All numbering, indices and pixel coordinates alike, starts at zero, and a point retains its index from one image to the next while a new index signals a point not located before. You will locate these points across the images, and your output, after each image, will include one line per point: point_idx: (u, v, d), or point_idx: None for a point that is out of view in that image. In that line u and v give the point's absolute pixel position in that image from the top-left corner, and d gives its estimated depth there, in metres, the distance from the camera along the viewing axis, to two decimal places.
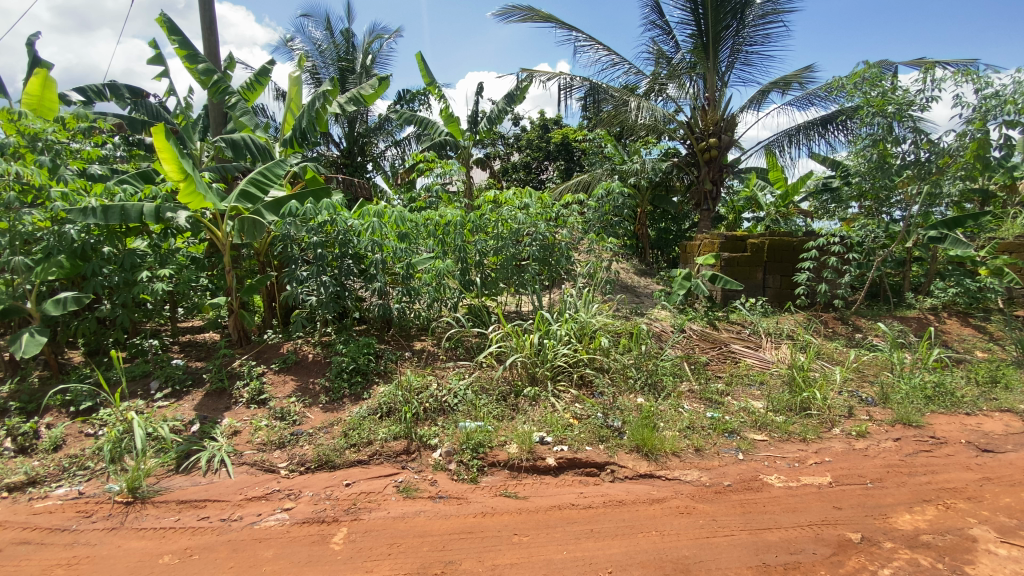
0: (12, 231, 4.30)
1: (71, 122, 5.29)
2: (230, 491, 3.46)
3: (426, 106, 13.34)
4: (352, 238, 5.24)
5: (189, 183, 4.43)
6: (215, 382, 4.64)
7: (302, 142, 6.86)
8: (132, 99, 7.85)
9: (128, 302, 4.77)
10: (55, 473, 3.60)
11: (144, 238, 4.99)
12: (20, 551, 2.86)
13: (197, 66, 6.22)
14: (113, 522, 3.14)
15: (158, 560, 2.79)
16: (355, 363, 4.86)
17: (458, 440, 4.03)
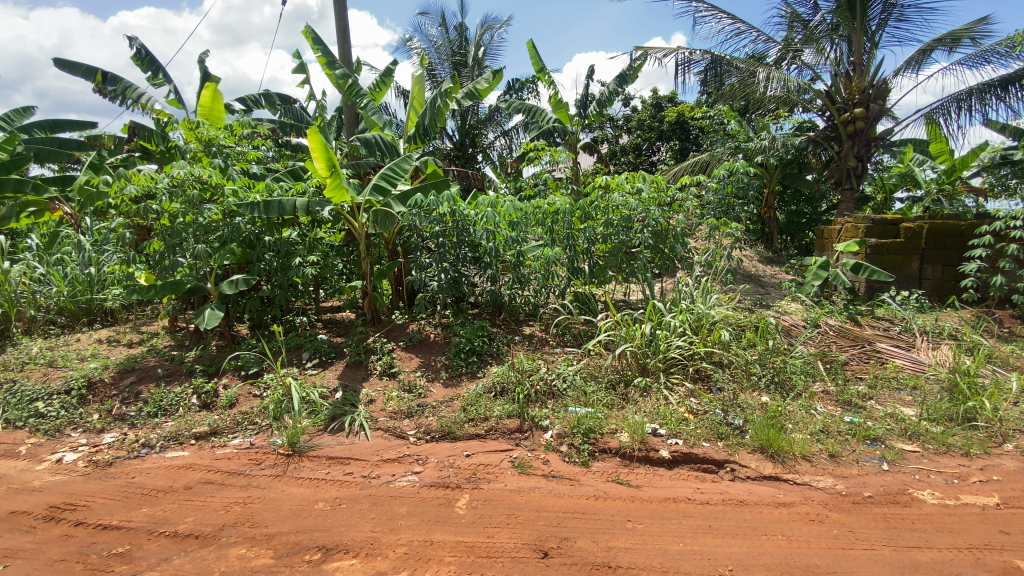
0: (199, 224, 5.15)
1: (238, 128, 6.15)
2: (369, 452, 3.90)
3: (534, 93, 13.45)
4: (469, 227, 5.53)
5: (334, 179, 5.00)
6: (353, 355, 5.21)
7: (424, 138, 7.33)
8: (282, 105, 8.97)
9: (284, 284, 5.50)
10: (232, 425, 4.31)
11: (295, 229, 5.71)
12: (213, 485, 3.48)
13: (335, 72, 6.89)
14: (278, 470, 3.69)
15: (315, 506, 3.24)
16: (471, 344, 5.17)
17: (569, 423, 4.11)
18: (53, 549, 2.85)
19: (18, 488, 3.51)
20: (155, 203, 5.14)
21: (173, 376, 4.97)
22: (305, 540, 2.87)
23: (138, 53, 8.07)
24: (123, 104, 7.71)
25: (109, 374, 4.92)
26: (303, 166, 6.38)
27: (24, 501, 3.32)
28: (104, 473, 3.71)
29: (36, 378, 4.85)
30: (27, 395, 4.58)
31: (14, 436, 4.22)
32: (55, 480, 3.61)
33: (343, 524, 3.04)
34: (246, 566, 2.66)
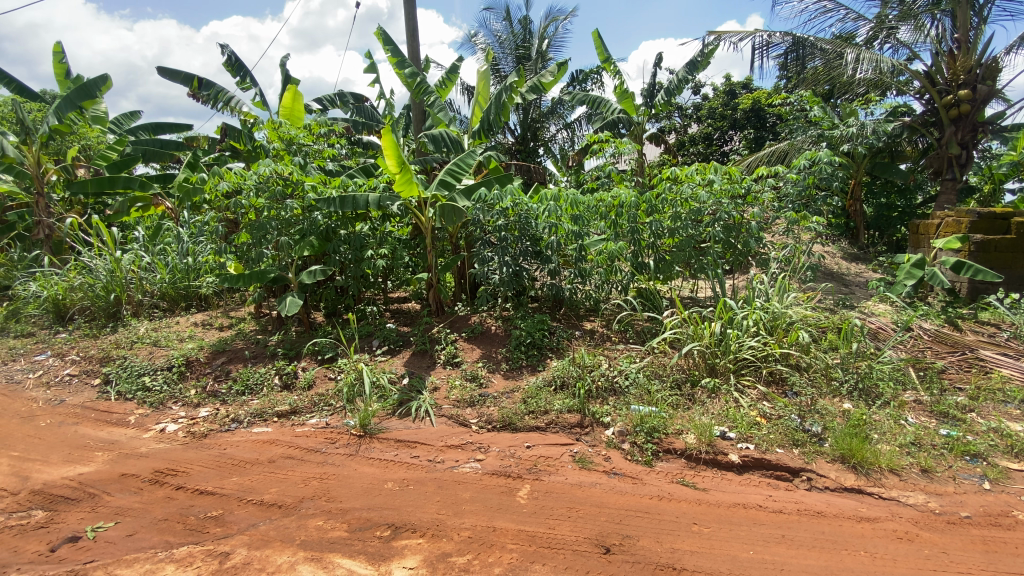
0: (282, 218, 5.51)
1: (316, 127, 6.51)
2: (434, 437, 4.03)
3: (599, 83, 13.23)
4: (531, 222, 5.52)
5: (404, 175, 5.19)
6: (419, 344, 5.41)
7: (488, 133, 7.43)
8: (354, 104, 9.40)
9: (357, 275, 5.80)
10: (310, 405, 4.61)
11: (367, 223, 5.96)
12: (293, 460, 3.75)
13: (404, 71, 7.11)
14: (351, 449, 3.91)
15: (384, 485, 3.40)
16: (531, 337, 5.20)
17: (631, 421, 4.04)
18: (159, 509, 3.18)
19: (129, 452, 3.94)
20: (244, 198, 5.55)
21: (258, 357, 5.38)
22: (376, 517, 3.03)
23: (229, 60, 8.74)
24: (215, 107, 8.38)
25: (204, 354, 5.41)
26: (375, 163, 6.65)
27: (134, 465, 3.73)
28: (199, 443, 4.09)
29: (143, 355, 5.42)
30: (136, 370, 5.13)
31: (125, 406, 4.75)
32: (159, 447, 4.02)
33: (410, 504, 3.17)
34: (322, 537, 2.85)
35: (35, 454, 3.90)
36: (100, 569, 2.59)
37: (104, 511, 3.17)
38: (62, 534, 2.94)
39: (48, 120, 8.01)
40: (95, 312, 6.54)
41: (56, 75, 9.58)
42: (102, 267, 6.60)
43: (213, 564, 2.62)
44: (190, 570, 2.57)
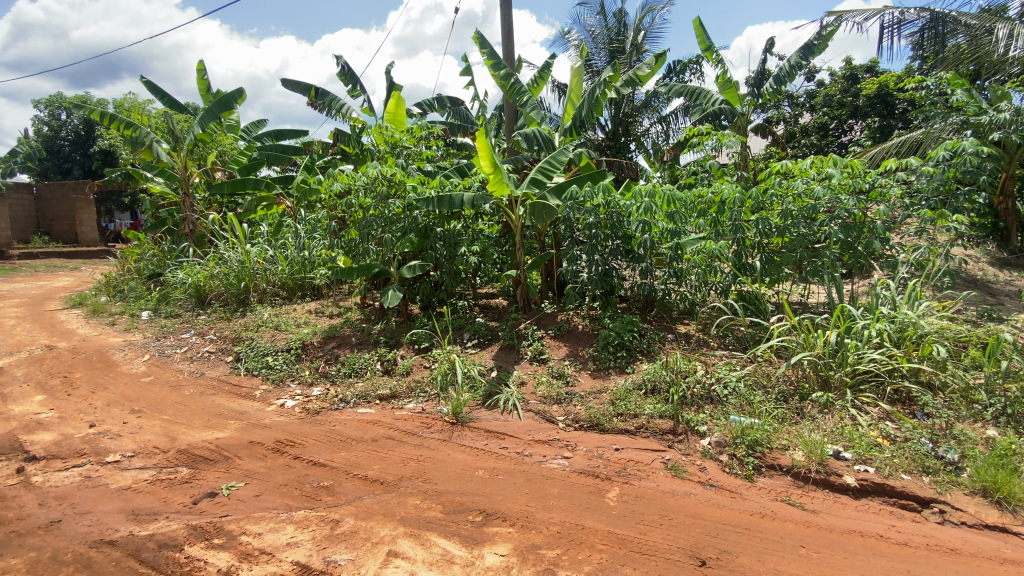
0: (385, 216, 5.89)
1: (417, 130, 6.87)
2: (522, 431, 4.11)
3: (698, 73, 12.61)
4: (624, 220, 5.42)
5: (497, 175, 5.32)
6: (507, 339, 5.53)
7: (580, 130, 7.36)
8: (451, 106, 9.81)
9: (451, 272, 6.04)
10: (408, 390, 4.91)
11: (461, 221, 6.16)
12: (393, 441, 4.01)
13: (498, 73, 7.25)
14: (444, 435, 4.10)
15: (475, 472, 3.53)
16: (620, 338, 5.10)
17: (730, 432, 3.83)
18: (279, 475, 3.56)
19: (255, 423, 4.45)
20: (354, 198, 6.01)
21: (363, 344, 5.82)
22: (468, 502, 3.16)
23: (342, 71, 9.49)
24: (329, 114, 9.14)
25: (317, 339, 5.96)
26: (469, 163, 6.86)
27: (259, 434, 4.20)
28: (312, 419, 4.52)
29: (267, 337, 6.09)
30: (261, 350, 5.78)
31: (252, 381, 5.36)
32: (278, 420, 4.50)
33: (500, 493, 3.27)
34: (419, 515, 3.02)
35: (182, 418, 4.52)
36: (233, 523, 2.95)
37: (235, 473, 3.60)
38: (202, 490, 3.38)
39: (194, 130, 9.22)
40: (229, 298, 7.46)
41: (200, 90, 10.99)
42: (235, 259, 7.57)
43: (325, 529, 2.88)
44: (307, 532, 2.85)
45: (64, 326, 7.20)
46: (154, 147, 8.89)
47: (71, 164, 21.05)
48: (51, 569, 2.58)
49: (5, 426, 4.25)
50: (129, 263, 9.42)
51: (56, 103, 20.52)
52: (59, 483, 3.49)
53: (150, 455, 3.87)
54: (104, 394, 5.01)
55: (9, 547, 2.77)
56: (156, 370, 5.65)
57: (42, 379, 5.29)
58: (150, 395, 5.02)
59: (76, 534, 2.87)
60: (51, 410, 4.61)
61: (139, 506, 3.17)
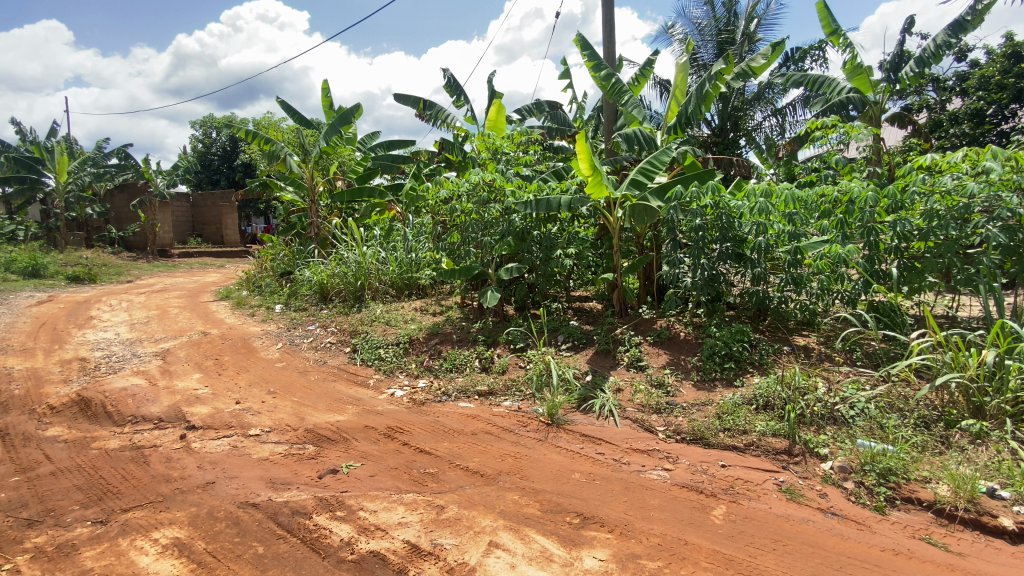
0: (485, 220, 6.15)
1: (518, 135, 7.03)
2: (619, 438, 4.04)
3: (820, 60, 11.54)
4: (735, 222, 5.12)
5: (596, 177, 5.27)
6: (603, 344, 5.46)
7: (685, 128, 7.05)
8: (550, 110, 9.88)
9: (546, 274, 6.07)
10: (504, 388, 5.05)
11: (558, 224, 6.19)
12: (491, 436, 4.16)
13: (600, 73, 7.08)
14: (540, 435, 4.16)
15: (572, 475, 3.55)
16: (728, 348, 4.82)
17: (856, 457, 3.46)
18: (390, 459, 3.85)
19: (368, 409, 4.85)
20: (458, 204, 6.30)
21: (463, 342, 6.08)
22: (565, 504, 3.18)
23: (448, 82, 10.00)
24: (435, 124, 9.68)
25: (422, 335, 6.35)
26: (567, 165, 6.88)
27: (372, 419, 4.58)
28: (418, 409, 4.83)
29: (379, 331, 6.61)
30: (374, 343, 6.29)
31: (366, 371, 5.86)
32: (389, 408, 4.87)
33: (597, 498, 3.25)
34: (519, 510, 3.11)
35: (308, 401, 5.07)
36: (351, 499, 3.25)
37: (353, 454, 3.96)
38: (325, 466, 3.76)
39: (320, 143, 10.28)
40: (346, 294, 8.21)
41: (324, 107, 12.19)
42: (352, 259, 8.32)
43: (432, 513, 3.06)
44: (416, 515, 3.05)
45: (215, 316, 8.37)
46: (287, 159, 10.04)
47: (219, 175, 24.36)
48: (209, 522, 3.02)
49: (172, 398, 5.03)
50: (265, 262, 10.71)
51: (209, 123, 23.87)
52: (213, 450, 4.07)
53: (283, 431, 4.39)
54: (247, 375, 5.76)
55: (176, 500, 3.27)
56: (287, 357, 6.38)
57: (200, 360, 6.21)
58: (282, 378, 5.69)
59: (226, 494, 3.33)
60: (206, 386, 5.40)
61: (275, 476, 3.60)
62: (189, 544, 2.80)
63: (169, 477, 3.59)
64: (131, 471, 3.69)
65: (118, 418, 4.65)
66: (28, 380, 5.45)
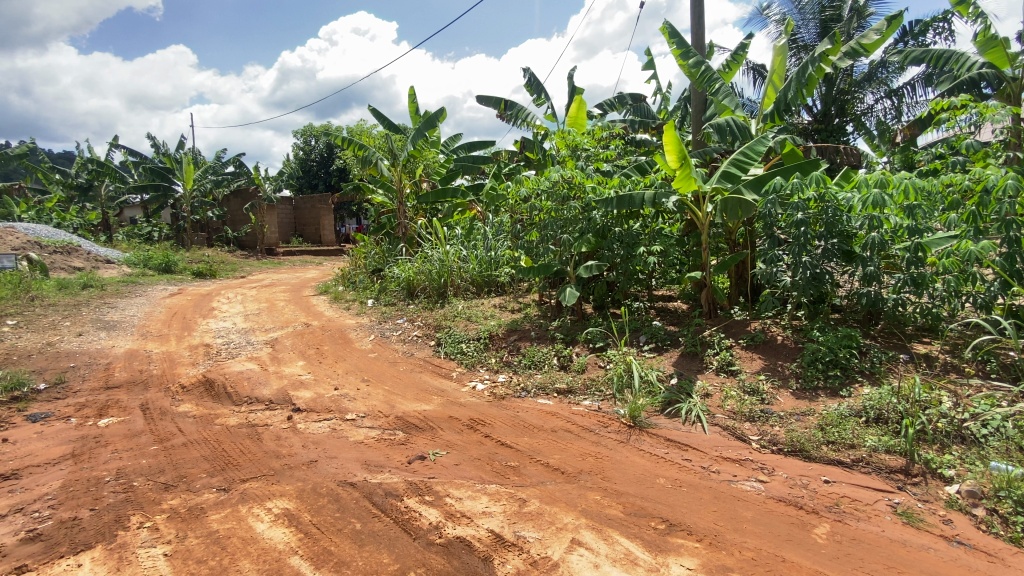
0: (565, 218, 6.05)
1: (599, 131, 6.92)
2: (708, 445, 3.86)
3: (947, 32, 10.19)
4: (842, 218, 4.66)
5: (684, 170, 5.06)
6: (689, 346, 5.23)
7: (784, 114, 6.55)
8: (632, 104, 9.63)
9: (626, 272, 5.91)
10: (584, 387, 5.02)
11: (641, 221, 6.03)
12: (571, 435, 4.14)
13: (688, 61, 6.75)
14: (623, 437, 4.08)
15: (657, 480, 3.45)
16: (833, 355, 4.43)
17: (990, 482, 3.04)
18: (474, 449, 3.97)
19: (452, 400, 5.04)
20: (538, 202, 6.31)
21: (542, 339, 6.11)
22: (650, 508, 3.10)
23: (529, 81, 10.07)
24: (516, 123, 9.78)
25: (502, 331, 6.47)
26: (650, 159, 6.62)
27: (456, 411, 4.75)
28: (499, 403, 4.93)
29: (461, 326, 6.83)
30: (456, 337, 6.51)
31: (450, 364, 6.09)
32: (471, 400, 5.02)
33: (684, 505, 3.13)
34: (601, 511, 3.07)
35: (398, 390, 5.37)
36: (438, 485, 3.40)
37: (438, 442, 4.14)
38: (414, 453, 3.96)
39: (408, 147, 10.81)
40: (430, 290, 8.55)
41: (411, 112, 12.79)
42: (437, 257, 8.66)
43: (514, 505, 3.12)
44: (498, 506, 3.12)
45: (315, 309, 9.11)
46: (378, 164, 10.64)
47: (317, 180, 26.40)
48: (313, 496, 3.30)
49: (280, 382, 5.56)
50: (358, 260, 11.33)
51: (309, 132, 25.93)
52: (315, 431, 4.43)
53: (376, 417, 4.69)
54: (344, 364, 6.21)
55: (285, 475, 3.61)
56: (378, 348, 6.79)
57: (303, 348, 6.79)
58: (374, 368, 6.07)
59: (328, 473, 3.61)
60: (309, 373, 5.90)
61: (369, 458, 3.86)
62: (298, 515, 3.08)
63: (278, 454, 3.96)
64: (247, 446, 4.12)
65: (236, 398, 5.21)
66: (165, 361, 6.26)
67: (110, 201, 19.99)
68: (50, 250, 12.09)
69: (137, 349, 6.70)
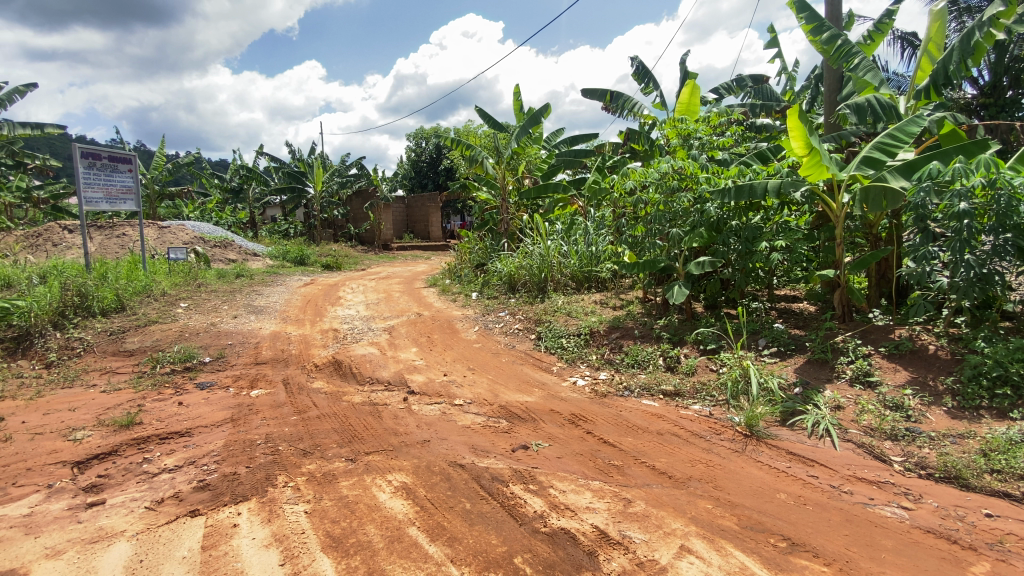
0: (674, 211, 5.77)
1: (716, 119, 6.52)
2: (837, 462, 3.49)
3: None
4: (1021, 208, 3.92)
5: (813, 157, 4.59)
6: (817, 352, 4.74)
7: (942, 89, 5.63)
8: (753, 87, 8.94)
9: (744, 269, 5.51)
10: (693, 391, 4.79)
11: (761, 213, 5.59)
12: (679, 439, 3.98)
13: (821, 36, 6.02)
14: (737, 446, 3.83)
15: (777, 494, 3.19)
16: (1004, 370, 3.77)
17: None
18: (576, 444, 3.98)
19: (553, 394, 5.09)
20: (645, 194, 6.06)
21: (646, 338, 5.92)
22: (768, 523, 2.88)
23: (637, 69, 9.76)
24: (622, 114, 9.54)
25: (604, 328, 6.37)
26: (773, 146, 6.14)
27: (558, 404, 4.79)
28: (601, 400, 4.88)
29: (562, 321, 6.86)
30: (558, 332, 6.55)
31: (551, 358, 6.15)
32: (573, 396, 5.03)
33: (809, 525, 2.86)
34: (712, 520, 2.92)
35: (501, 379, 5.55)
36: (542, 475, 3.46)
37: (540, 433, 4.21)
38: (518, 442, 4.07)
39: (512, 144, 11.05)
40: (531, 285, 8.67)
41: (515, 110, 13.03)
42: (538, 252, 8.73)
43: (619, 504, 3.08)
44: (603, 503, 3.10)
45: (425, 300, 9.71)
46: (484, 162, 11.01)
47: (427, 180, 28.02)
48: (427, 474, 3.53)
49: (396, 366, 6.02)
50: (463, 255, 11.64)
51: (420, 134, 27.56)
52: (427, 413, 4.74)
53: (482, 404, 4.89)
54: (452, 352, 6.56)
55: (402, 451, 3.91)
56: (482, 339, 7.06)
57: (416, 336, 7.27)
58: (479, 358, 6.32)
59: (439, 453, 3.85)
60: (421, 359, 6.32)
61: (476, 443, 4.03)
62: (414, 489, 3.32)
63: (396, 432, 4.30)
64: (370, 422, 4.52)
65: (359, 378, 5.74)
66: (301, 343, 7.08)
67: (256, 201, 22.94)
68: (211, 245, 14.22)
69: (279, 330, 7.65)
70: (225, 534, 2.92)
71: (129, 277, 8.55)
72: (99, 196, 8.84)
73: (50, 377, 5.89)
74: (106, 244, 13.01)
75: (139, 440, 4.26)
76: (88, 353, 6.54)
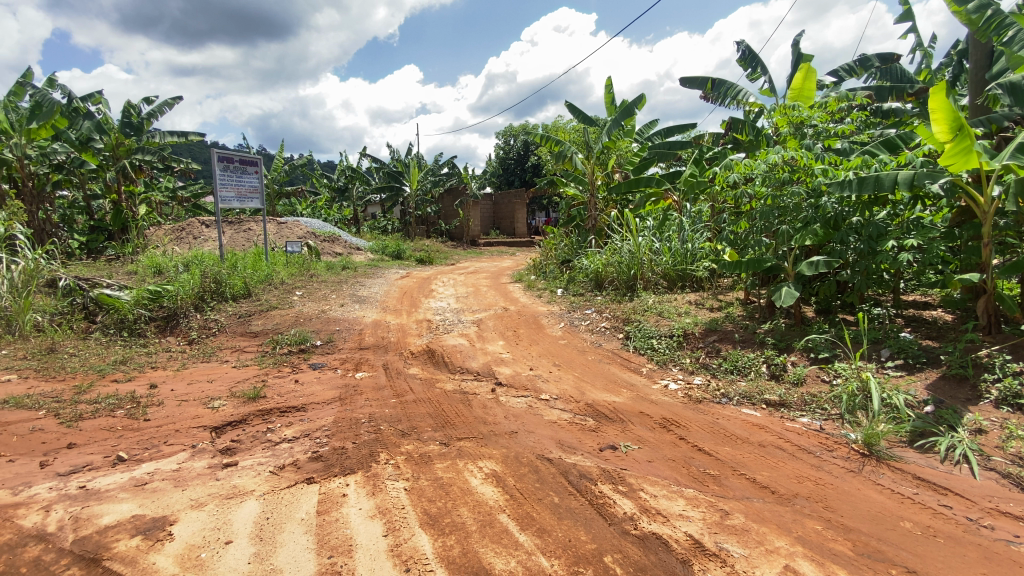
0: (783, 206, 5.34)
1: (835, 104, 5.92)
2: (979, 493, 3.06)
3: None
4: None
5: (960, 142, 3.99)
6: (955, 367, 4.16)
7: None
8: (879, 67, 8.00)
9: (866, 270, 4.98)
10: (800, 403, 4.42)
11: (888, 209, 5.05)
12: (783, 452, 3.70)
13: (968, 7, 5.17)
14: (852, 465, 3.48)
15: (900, 522, 2.86)
16: None
17: None
18: (667, 449, 3.86)
19: (643, 396, 4.96)
20: (751, 188, 5.68)
21: (747, 342, 5.56)
22: (889, 553, 2.60)
23: (742, 55, 9.13)
24: (724, 103, 9.00)
25: (699, 330, 6.08)
26: (905, 133, 5.46)
27: (648, 407, 4.67)
28: (695, 406, 4.67)
29: (653, 321, 6.64)
30: (648, 332, 6.36)
31: (640, 359, 5.99)
32: (664, 399, 4.87)
33: (941, 559, 2.54)
34: (822, 543, 2.69)
35: (587, 377, 5.52)
36: (632, 478, 3.40)
37: (629, 435, 4.13)
38: (606, 441, 4.03)
39: (603, 139, 10.86)
40: (619, 283, 8.49)
41: (607, 104, 12.79)
42: (627, 248, 8.53)
43: (715, 515, 2.94)
44: (696, 512, 2.98)
45: (512, 295, 9.88)
46: (573, 158, 10.96)
47: (515, 177, 28.44)
48: (516, 464, 3.62)
49: (485, 358, 6.21)
50: (548, 250, 11.79)
51: (509, 133, 28.00)
52: (515, 405, 4.84)
53: (568, 401, 4.89)
54: (538, 347, 6.63)
55: (492, 440, 4.04)
56: (568, 336, 7.05)
57: (503, 330, 7.44)
58: (565, 354, 6.33)
59: (528, 445, 3.93)
60: (508, 352, 6.46)
61: (563, 439, 4.06)
62: (504, 478, 3.42)
63: (485, 421, 4.44)
64: (461, 410, 4.72)
65: (450, 367, 6.00)
66: (398, 331, 7.55)
67: (358, 199, 24.71)
68: (321, 239, 15.59)
69: (380, 319, 8.21)
70: (336, 502, 3.22)
71: (254, 267, 9.62)
72: (232, 195, 10.03)
73: (192, 352, 6.81)
74: (235, 237, 14.75)
75: (263, 412, 4.81)
76: (221, 333, 7.47)
